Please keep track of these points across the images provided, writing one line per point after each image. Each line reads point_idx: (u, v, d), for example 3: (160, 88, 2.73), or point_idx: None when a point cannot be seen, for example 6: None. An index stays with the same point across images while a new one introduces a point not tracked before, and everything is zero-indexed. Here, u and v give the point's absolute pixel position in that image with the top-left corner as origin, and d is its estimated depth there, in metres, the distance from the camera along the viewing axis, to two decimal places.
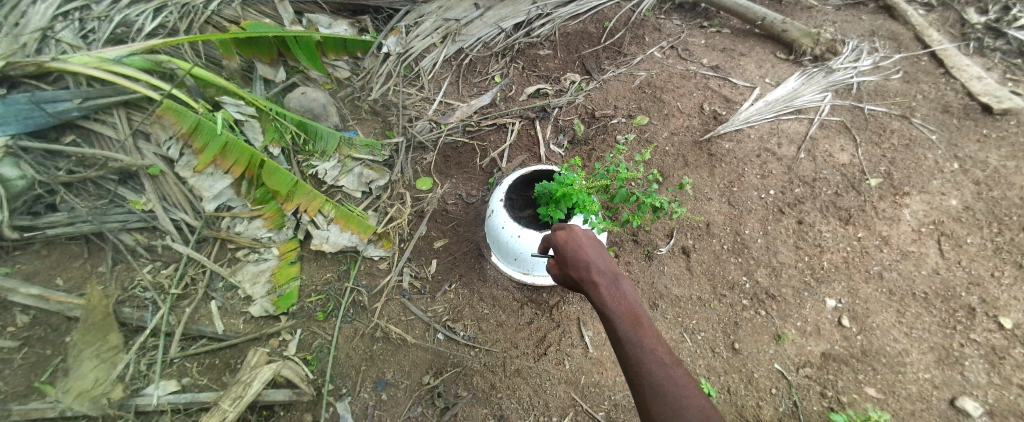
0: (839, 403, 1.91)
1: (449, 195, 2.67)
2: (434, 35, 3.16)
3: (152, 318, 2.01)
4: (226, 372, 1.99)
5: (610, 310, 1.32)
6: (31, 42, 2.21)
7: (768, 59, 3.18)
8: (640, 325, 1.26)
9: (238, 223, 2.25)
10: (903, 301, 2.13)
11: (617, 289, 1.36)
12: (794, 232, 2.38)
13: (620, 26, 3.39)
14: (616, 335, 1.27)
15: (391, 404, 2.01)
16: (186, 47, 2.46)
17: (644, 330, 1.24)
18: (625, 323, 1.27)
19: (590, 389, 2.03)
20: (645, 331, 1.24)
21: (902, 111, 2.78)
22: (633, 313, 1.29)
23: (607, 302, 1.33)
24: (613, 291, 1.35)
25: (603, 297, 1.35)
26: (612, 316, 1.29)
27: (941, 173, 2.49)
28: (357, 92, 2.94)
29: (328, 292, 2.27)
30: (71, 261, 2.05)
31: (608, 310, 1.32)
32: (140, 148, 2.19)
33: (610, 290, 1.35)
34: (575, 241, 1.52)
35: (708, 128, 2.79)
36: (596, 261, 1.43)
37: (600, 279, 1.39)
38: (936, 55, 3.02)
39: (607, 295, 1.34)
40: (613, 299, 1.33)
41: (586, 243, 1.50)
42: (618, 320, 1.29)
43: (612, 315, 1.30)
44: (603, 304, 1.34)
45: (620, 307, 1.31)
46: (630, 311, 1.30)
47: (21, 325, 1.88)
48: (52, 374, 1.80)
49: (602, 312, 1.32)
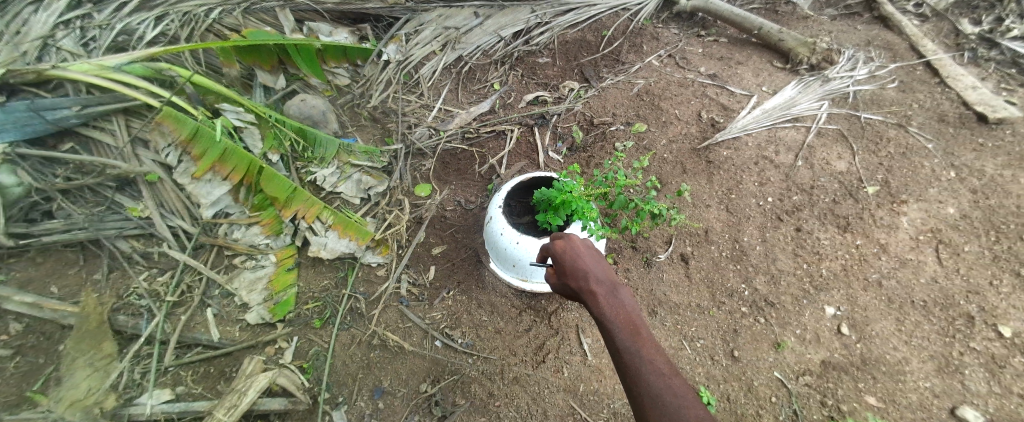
0: (840, 412, 1.90)
1: (448, 202, 2.67)
2: (434, 43, 3.18)
3: (147, 326, 2.00)
4: (221, 380, 1.98)
5: (609, 319, 1.31)
6: (31, 50, 2.22)
7: (765, 67, 3.20)
8: (638, 334, 1.25)
9: (236, 230, 2.24)
10: (902, 309, 2.12)
11: (616, 298, 1.35)
12: (792, 239, 2.38)
13: (618, 35, 3.42)
14: (615, 345, 1.26)
15: (388, 412, 2.00)
16: (187, 55, 2.47)
17: (642, 340, 1.24)
18: (623, 333, 1.26)
19: (589, 398, 2.01)
20: (644, 341, 1.23)
21: (898, 119, 2.80)
22: (631, 323, 1.28)
23: (606, 311, 1.33)
24: (612, 301, 1.35)
25: (601, 307, 1.35)
26: (611, 326, 1.29)
27: (938, 182, 2.50)
28: (356, 99, 2.95)
29: (325, 299, 2.26)
30: (66, 268, 2.04)
31: (607, 319, 1.31)
32: (139, 154, 2.19)
33: (609, 299, 1.35)
34: (574, 250, 1.52)
35: (706, 136, 2.80)
36: (594, 270, 1.43)
37: (598, 289, 1.39)
38: (931, 64, 3.04)
39: (605, 305, 1.34)
40: (611, 308, 1.33)
41: (585, 252, 1.50)
42: (616, 329, 1.28)
43: (611, 325, 1.30)
44: (601, 313, 1.34)
45: (618, 317, 1.31)
46: (629, 320, 1.29)
47: (14, 333, 1.86)
48: (45, 382, 1.78)
49: (601, 321, 1.32)
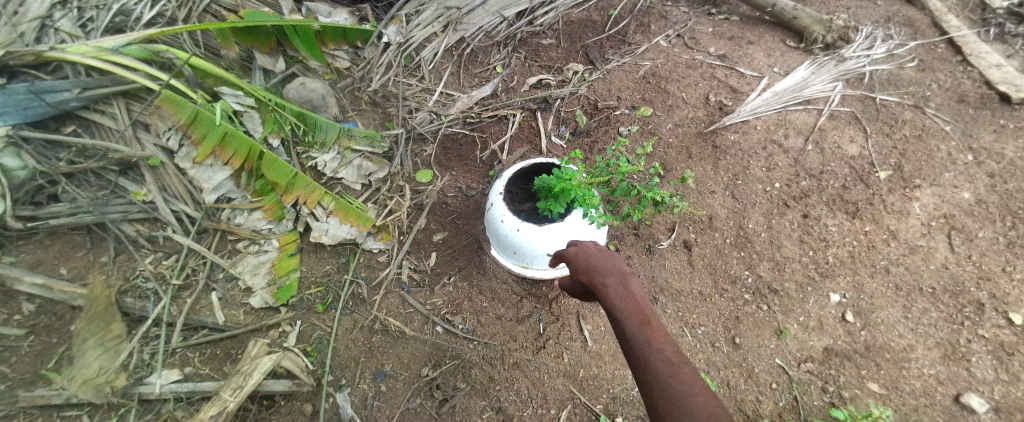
0: (841, 398, 1.89)
1: (449, 188, 2.66)
2: (435, 24, 3.08)
3: (153, 309, 2.03)
4: (228, 362, 2.02)
5: (618, 310, 1.23)
6: (29, 31, 2.19)
7: (778, 47, 3.09)
8: (648, 324, 1.17)
9: (238, 215, 2.25)
10: (910, 296, 2.09)
11: (627, 291, 1.28)
12: (799, 226, 2.34)
13: (625, 14, 3.32)
14: (624, 336, 1.17)
15: (390, 395, 2.04)
16: (185, 36, 2.43)
17: (652, 328, 1.15)
18: (632, 322, 1.18)
19: (589, 383, 2.04)
20: (654, 330, 1.14)
21: (916, 101, 2.69)
22: (641, 313, 1.20)
23: (615, 302, 1.26)
24: (623, 293, 1.28)
25: (611, 298, 1.28)
26: (620, 316, 1.21)
27: (954, 166, 2.42)
28: (357, 83, 2.89)
29: (327, 284, 2.28)
30: (74, 251, 2.06)
31: (616, 310, 1.24)
32: (140, 138, 2.19)
33: (618, 290, 1.28)
34: (587, 253, 1.49)
35: (713, 119, 2.73)
36: (606, 266, 1.39)
37: (609, 281, 1.33)
38: (954, 42, 2.91)
39: (615, 296, 1.27)
40: (621, 299, 1.26)
41: (602, 257, 1.46)
42: (626, 319, 1.20)
43: (620, 315, 1.22)
44: (611, 304, 1.27)
45: (627, 307, 1.23)
46: (638, 311, 1.21)
47: (26, 313, 1.90)
48: (59, 361, 1.83)
49: (610, 312, 1.24)
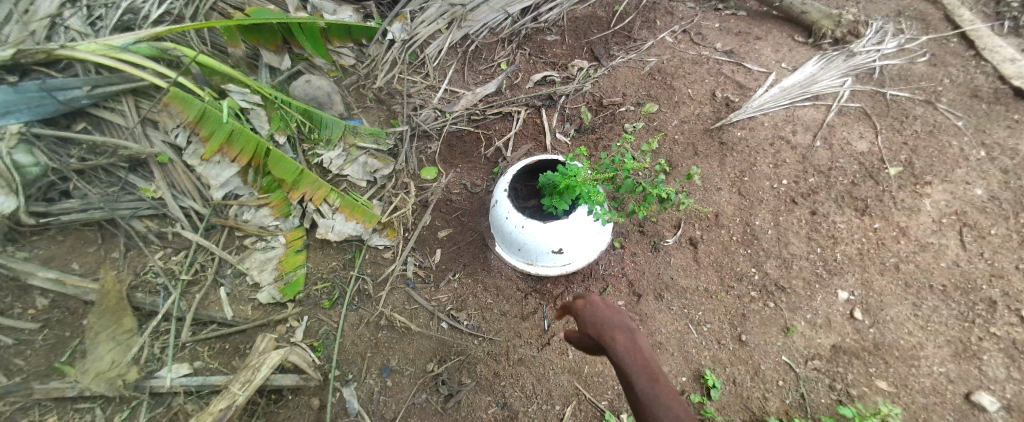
0: (849, 396, 1.88)
1: (454, 185, 2.66)
2: (440, 21, 3.07)
3: (163, 303, 2.06)
4: (236, 356, 2.05)
5: (628, 366, 1.06)
6: (40, 29, 2.22)
7: (786, 43, 3.05)
8: (664, 386, 1.00)
9: (246, 211, 2.27)
10: (920, 293, 2.06)
11: (636, 342, 1.11)
12: (807, 223, 2.32)
13: (630, 10, 3.30)
14: (637, 403, 1.00)
15: (396, 390, 2.05)
16: (193, 35, 2.46)
17: (670, 394, 0.99)
18: (647, 385, 1.01)
19: (594, 379, 2.04)
20: (673, 396, 0.98)
21: (927, 96, 2.65)
22: (654, 371, 1.04)
23: (624, 357, 1.07)
24: (631, 344, 1.11)
25: (619, 351, 1.10)
26: (630, 374, 1.04)
27: (966, 162, 2.38)
28: (362, 80, 2.90)
29: (333, 281, 2.30)
30: (86, 247, 2.09)
31: (625, 366, 1.06)
32: (149, 135, 2.22)
33: (626, 342, 1.12)
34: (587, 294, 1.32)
35: (720, 116, 2.71)
36: (611, 313, 1.22)
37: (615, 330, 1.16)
38: (967, 36, 2.86)
39: (624, 349, 1.09)
40: (630, 352, 1.09)
41: (612, 310, 1.23)
42: (639, 380, 1.02)
43: (631, 373, 1.04)
44: (619, 359, 1.09)
45: (638, 362, 1.06)
46: (651, 367, 1.05)
47: (39, 308, 1.93)
48: (71, 355, 1.86)
49: (619, 369, 1.07)
